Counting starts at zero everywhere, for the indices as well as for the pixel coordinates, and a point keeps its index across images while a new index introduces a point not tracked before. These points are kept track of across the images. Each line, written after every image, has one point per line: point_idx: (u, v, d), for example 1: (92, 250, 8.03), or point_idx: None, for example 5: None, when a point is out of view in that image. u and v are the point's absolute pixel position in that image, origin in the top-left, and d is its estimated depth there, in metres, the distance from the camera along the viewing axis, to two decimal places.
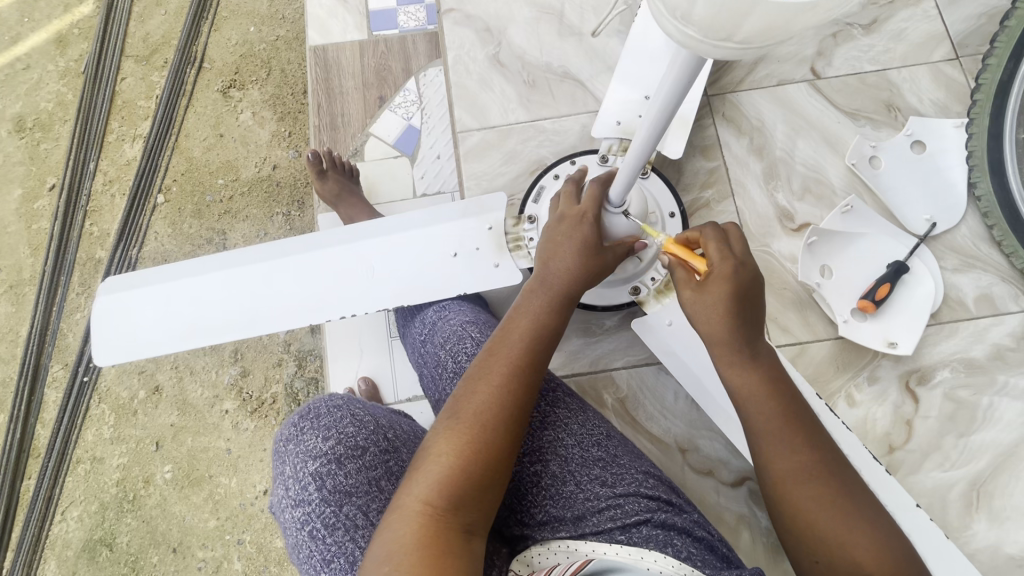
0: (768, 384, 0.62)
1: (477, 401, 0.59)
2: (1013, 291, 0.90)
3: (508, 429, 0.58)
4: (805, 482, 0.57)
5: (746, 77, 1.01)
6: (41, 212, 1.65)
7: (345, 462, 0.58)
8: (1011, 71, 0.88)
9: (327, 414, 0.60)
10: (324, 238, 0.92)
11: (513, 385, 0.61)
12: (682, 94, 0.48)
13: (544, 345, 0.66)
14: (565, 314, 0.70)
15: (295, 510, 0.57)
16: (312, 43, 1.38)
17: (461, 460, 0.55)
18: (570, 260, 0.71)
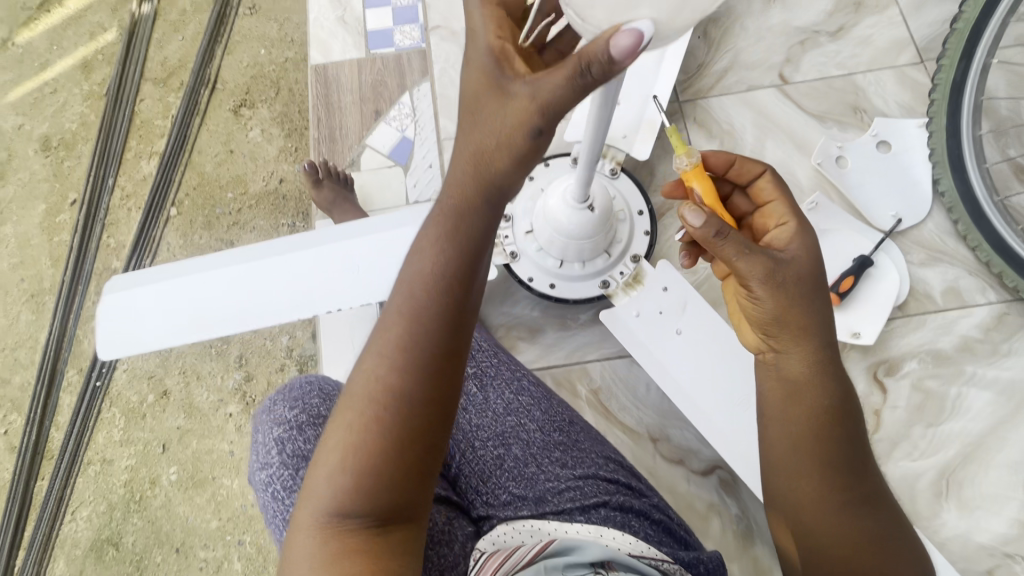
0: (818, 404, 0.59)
1: (358, 391, 0.51)
2: (980, 283, 0.91)
3: (411, 408, 0.50)
4: (815, 472, 0.58)
5: (717, 83, 1.06)
6: (63, 225, 1.75)
7: (305, 429, 0.65)
8: (963, 70, 0.91)
9: (297, 388, 0.69)
10: (308, 238, 0.98)
11: (398, 366, 0.51)
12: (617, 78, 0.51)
13: (438, 303, 0.52)
14: (476, 244, 0.52)
15: (262, 472, 0.65)
16: (314, 62, 1.46)
17: (347, 458, 0.49)
18: (464, 155, 0.49)
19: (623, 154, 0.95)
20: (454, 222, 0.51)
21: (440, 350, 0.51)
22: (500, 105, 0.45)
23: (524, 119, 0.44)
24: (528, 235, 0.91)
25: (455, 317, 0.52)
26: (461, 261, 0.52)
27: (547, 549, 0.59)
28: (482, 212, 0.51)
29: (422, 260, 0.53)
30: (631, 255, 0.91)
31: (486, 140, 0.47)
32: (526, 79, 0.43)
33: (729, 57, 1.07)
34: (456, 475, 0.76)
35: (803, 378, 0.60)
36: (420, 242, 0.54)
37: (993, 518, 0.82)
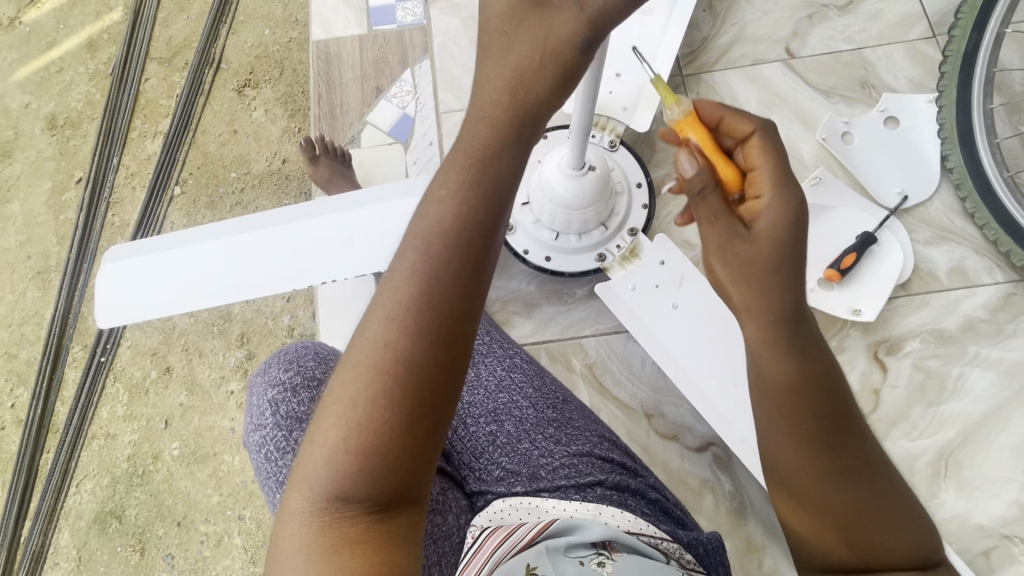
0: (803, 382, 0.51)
1: (360, 358, 0.45)
2: (987, 263, 0.89)
3: (423, 378, 0.44)
4: (801, 446, 0.53)
5: (721, 57, 1.04)
6: (68, 203, 1.77)
7: (299, 391, 0.65)
8: (976, 41, 0.89)
9: (293, 350, 0.68)
10: (307, 208, 0.98)
11: (407, 330, 0.44)
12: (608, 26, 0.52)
13: (455, 257, 0.46)
14: (499, 190, 0.47)
15: (257, 433, 0.65)
16: (316, 39, 1.45)
17: (349, 437, 0.43)
18: (506, 75, 0.46)
19: (623, 126, 0.94)
20: (482, 161, 0.47)
21: (457, 313, 0.45)
22: (543, 21, 0.45)
23: (574, 29, 0.45)
24: (524, 206, 0.89)
25: (474, 275, 0.46)
26: (484, 210, 0.47)
27: (549, 528, 0.59)
28: (513, 147, 0.47)
29: (439, 205, 0.47)
30: (629, 229, 0.90)
31: (528, 69, 0.46)
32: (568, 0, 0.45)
33: (735, 31, 1.04)
34: (449, 450, 0.76)
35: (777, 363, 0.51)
36: (438, 182, 0.47)
37: (993, 499, 0.81)
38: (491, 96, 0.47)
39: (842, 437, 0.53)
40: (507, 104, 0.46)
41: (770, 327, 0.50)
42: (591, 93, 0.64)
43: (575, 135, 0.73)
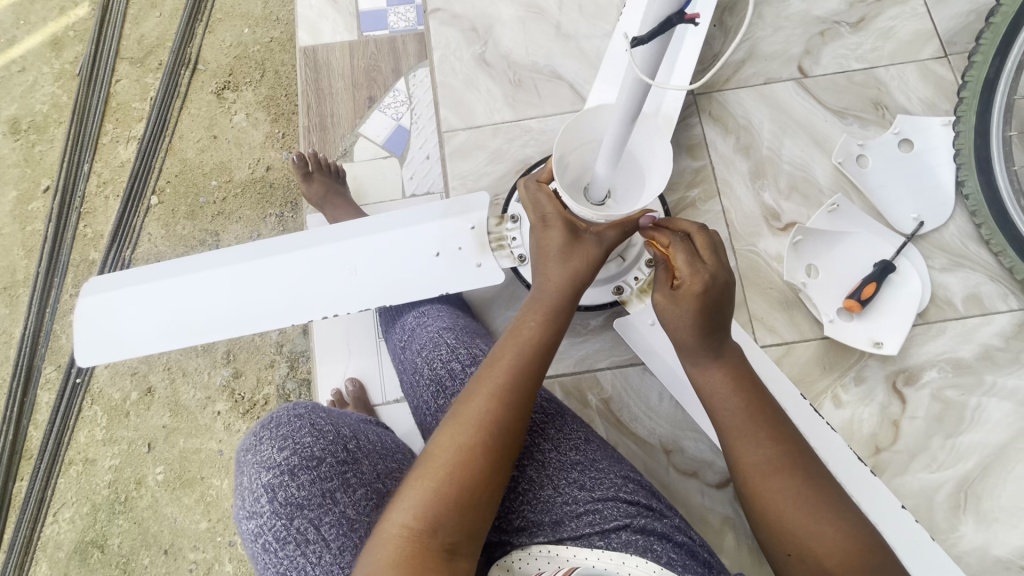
0: (738, 383, 0.64)
1: (465, 416, 0.57)
2: (1002, 290, 0.89)
3: (509, 444, 0.56)
4: (752, 434, 0.61)
5: (733, 75, 1.01)
6: (35, 214, 1.65)
7: (298, 473, 0.59)
8: (997, 67, 0.88)
9: (286, 423, 0.62)
10: (304, 238, 0.91)
11: (503, 400, 0.58)
12: (643, 99, 0.50)
13: (539, 355, 0.62)
14: (564, 322, 0.65)
15: (250, 521, 0.59)
16: (302, 44, 1.38)
17: (450, 476, 0.53)
18: (565, 272, 0.65)
19: None
20: (556, 302, 0.65)
21: (536, 395, 0.60)
22: (582, 250, 0.65)
23: (595, 257, 0.65)
24: None
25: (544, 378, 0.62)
26: (555, 332, 0.64)
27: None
28: (569, 301, 0.65)
29: (531, 324, 0.64)
30: (646, 259, 0.86)
31: (574, 259, 0.65)
32: (592, 233, 0.66)
33: (747, 48, 1.02)
34: None
35: (717, 385, 0.64)
36: (528, 307, 0.65)
37: (1013, 531, 0.80)
38: (559, 272, 0.65)
39: (774, 431, 0.61)
40: (570, 279, 0.65)
41: (701, 341, 0.64)
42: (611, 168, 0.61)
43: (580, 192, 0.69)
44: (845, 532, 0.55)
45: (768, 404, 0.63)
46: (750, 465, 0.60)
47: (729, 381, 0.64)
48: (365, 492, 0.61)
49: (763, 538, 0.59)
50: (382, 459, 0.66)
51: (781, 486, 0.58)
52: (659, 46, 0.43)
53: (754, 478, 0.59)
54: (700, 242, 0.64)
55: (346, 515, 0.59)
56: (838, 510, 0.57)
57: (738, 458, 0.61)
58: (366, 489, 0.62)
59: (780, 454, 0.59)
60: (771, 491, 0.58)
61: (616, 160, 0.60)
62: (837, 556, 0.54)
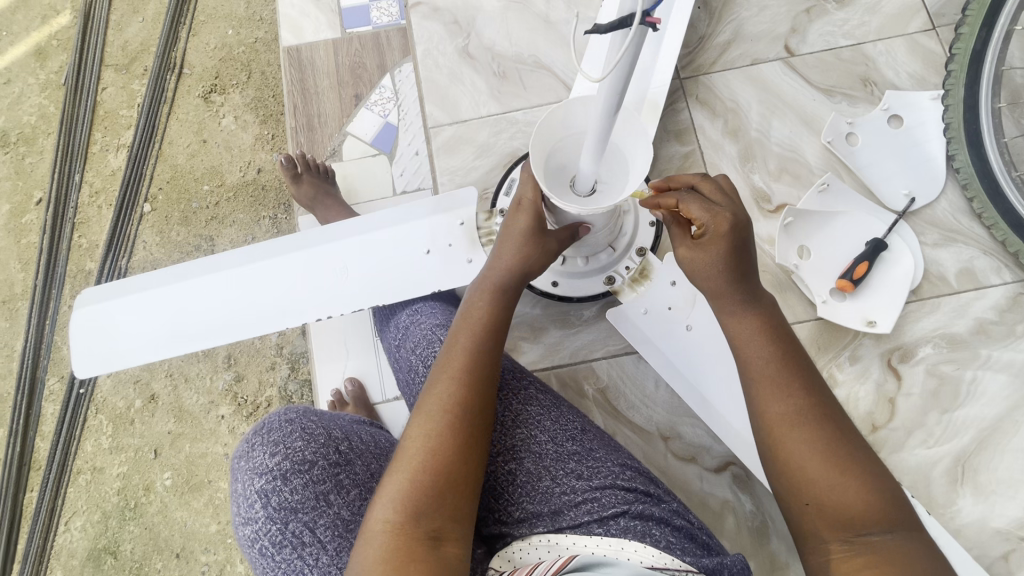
0: (768, 333, 0.61)
1: (430, 403, 0.57)
2: (996, 264, 0.88)
3: (478, 422, 0.56)
4: (783, 384, 0.58)
5: (719, 58, 1.00)
6: (29, 226, 1.65)
7: (290, 478, 0.59)
8: (984, 39, 0.87)
9: (277, 429, 0.61)
10: (295, 242, 0.91)
11: (463, 380, 0.57)
12: (623, 92, 0.49)
13: (493, 332, 0.62)
14: (514, 301, 0.66)
15: (246, 527, 0.60)
16: (286, 44, 1.37)
17: (422, 465, 0.53)
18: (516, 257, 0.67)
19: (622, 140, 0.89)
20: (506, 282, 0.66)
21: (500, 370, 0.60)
22: (542, 247, 0.68)
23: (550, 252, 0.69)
24: None
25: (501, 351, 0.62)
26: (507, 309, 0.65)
27: (569, 565, 0.55)
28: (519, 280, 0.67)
29: (480, 304, 0.64)
30: (636, 248, 0.86)
31: (528, 249, 0.67)
32: (555, 234, 0.70)
33: (732, 29, 1.01)
34: None
35: (746, 334, 0.62)
36: (475, 291, 0.66)
37: (1010, 502, 0.81)
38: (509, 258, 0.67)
39: (806, 383, 0.58)
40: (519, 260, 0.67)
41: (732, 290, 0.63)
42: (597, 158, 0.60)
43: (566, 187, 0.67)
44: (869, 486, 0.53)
45: (801, 357, 0.60)
46: (777, 418, 0.57)
47: (756, 332, 0.61)
48: (359, 493, 0.62)
49: (781, 493, 0.57)
50: (376, 459, 0.67)
51: (810, 440, 0.55)
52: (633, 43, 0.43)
53: (782, 433, 0.56)
54: (707, 190, 0.64)
55: (341, 516, 0.60)
56: (868, 468, 0.54)
57: (767, 410, 0.58)
58: (360, 490, 0.62)
59: (809, 406, 0.57)
60: (799, 443, 0.55)
61: (600, 153, 0.60)
62: (862, 511, 0.52)
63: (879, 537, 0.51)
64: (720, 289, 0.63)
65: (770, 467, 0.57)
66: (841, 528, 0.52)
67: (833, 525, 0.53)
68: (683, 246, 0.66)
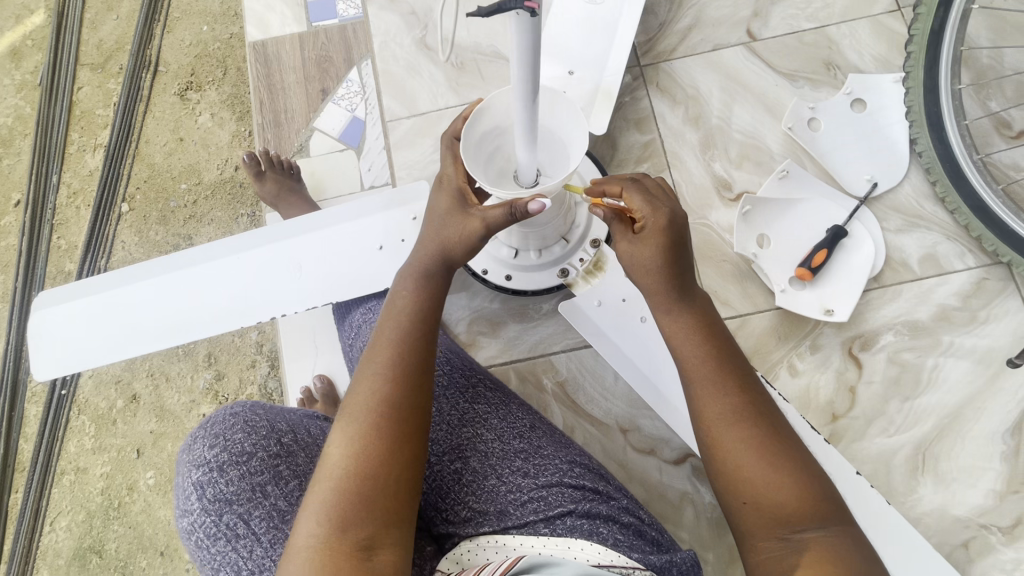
0: (704, 331, 0.61)
1: (355, 408, 0.55)
2: (960, 249, 0.87)
3: (407, 422, 0.54)
4: (718, 383, 0.57)
5: (680, 44, 0.98)
6: (7, 228, 1.65)
7: (227, 469, 0.59)
8: (942, 18, 0.82)
9: (219, 422, 0.61)
10: (250, 240, 0.90)
11: (387, 381, 0.56)
12: (537, 75, 0.48)
13: (416, 327, 0.60)
14: (440, 298, 0.64)
15: (184, 519, 0.59)
16: (253, 40, 1.35)
17: (348, 473, 0.51)
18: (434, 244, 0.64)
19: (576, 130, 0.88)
20: (429, 273, 0.64)
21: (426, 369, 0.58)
22: (464, 221, 0.62)
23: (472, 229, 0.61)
24: None
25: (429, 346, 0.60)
26: (432, 302, 0.63)
27: (517, 566, 0.52)
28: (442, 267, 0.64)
29: (404, 300, 0.62)
30: (591, 240, 0.85)
31: (449, 235, 0.62)
32: (480, 210, 0.62)
33: (693, 15, 0.99)
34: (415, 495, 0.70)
35: (683, 333, 0.61)
36: (397, 287, 0.64)
37: (971, 489, 0.80)
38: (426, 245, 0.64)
39: (741, 381, 0.58)
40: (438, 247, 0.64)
41: (669, 288, 0.62)
42: (529, 150, 0.60)
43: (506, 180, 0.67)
44: (803, 483, 0.53)
45: (735, 355, 0.60)
46: (715, 416, 0.56)
47: (694, 331, 0.61)
48: (298, 484, 0.61)
49: (719, 491, 0.56)
50: (321, 451, 0.66)
51: (745, 437, 0.55)
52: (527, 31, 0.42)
53: (720, 431, 0.56)
54: (649, 184, 0.64)
55: (277, 507, 0.59)
56: (801, 463, 0.54)
57: (704, 408, 0.57)
58: (300, 480, 0.61)
59: (745, 404, 0.56)
60: (734, 441, 0.55)
61: (530, 141, 0.58)
62: (795, 507, 0.52)
63: (812, 533, 0.51)
64: (658, 286, 0.62)
65: (709, 466, 0.57)
66: (775, 525, 0.52)
67: (767, 522, 0.52)
68: (621, 240, 0.64)
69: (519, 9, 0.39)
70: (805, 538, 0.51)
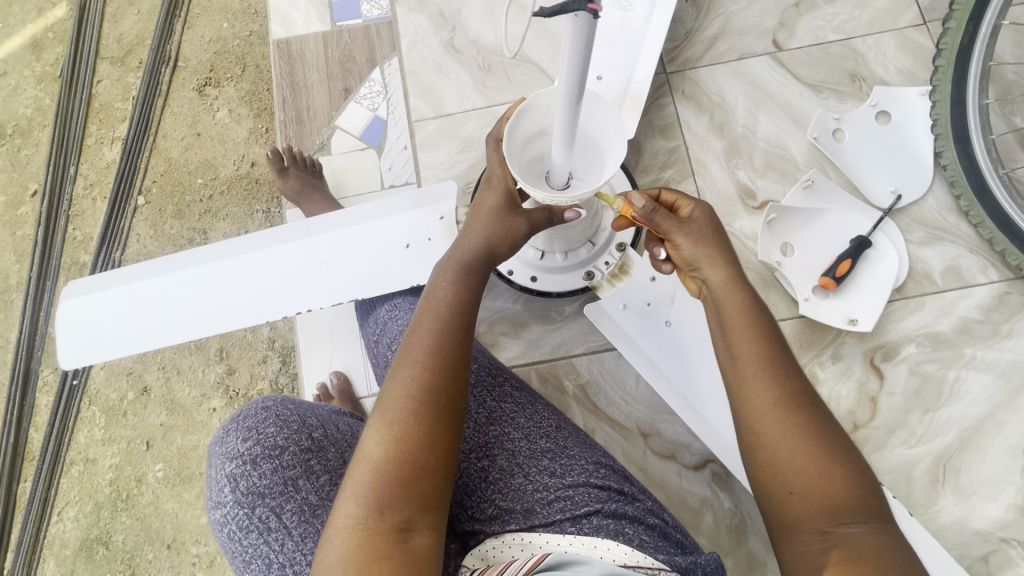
0: (757, 318, 0.60)
1: (394, 395, 0.55)
2: (982, 262, 0.87)
3: (444, 410, 0.54)
4: (773, 369, 0.57)
5: (706, 52, 0.99)
6: (24, 218, 1.66)
7: (260, 463, 0.59)
8: (971, 33, 0.85)
9: (252, 416, 0.63)
10: (277, 235, 0.91)
11: (425, 368, 0.56)
12: (584, 81, 0.49)
13: (455, 315, 0.60)
14: (479, 283, 0.64)
15: (216, 512, 0.60)
16: (276, 37, 1.36)
17: (386, 458, 0.52)
18: (477, 239, 0.66)
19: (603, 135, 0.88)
20: (469, 263, 0.64)
21: (464, 355, 0.58)
22: (509, 223, 0.66)
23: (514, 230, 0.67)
24: None
25: (467, 334, 0.60)
26: (471, 291, 0.63)
27: (543, 561, 0.53)
28: (485, 261, 0.65)
29: (443, 288, 0.62)
30: (616, 243, 0.86)
31: (494, 229, 0.66)
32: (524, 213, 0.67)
33: (719, 23, 1.00)
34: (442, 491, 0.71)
35: (736, 317, 0.61)
36: (437, 276, 0.64)
37: (991, 503, 0.80)
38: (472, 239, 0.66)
39: (794, 370, 0.58)
40: (481, 242, 0.65)
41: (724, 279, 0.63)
42: (565, 152, 0.60)
43: (541, 180, 0.67)
44: (850, 475, 0.53)
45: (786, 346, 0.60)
46: (765, 403, 0.56)
47: (747, 318, 0.60)
48: (329, 478, 0.61)
49: (761, 480, 0.56)
50: (350, 447, 0.66)
51: (796, 426, 0.55)
52: (582, 36, 0.42)
53: (768, 420, 0.56)
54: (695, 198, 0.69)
55: (308, 501, 0.59)
56: (848, 457, 0.54)
57: (755, 394, 0.57)
58: (330, 475, 0.62)
59: (796, 394, 0.56)
60: (784, 429, 0.55)
61: (569, 145, 0.59)
62: (842, 498, 0.52)
63: (857, 527, 0.51)
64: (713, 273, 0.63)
65: (754, 453, 0.56)
66: (822, 516, 0.52)
67: (812, 512, 0.53)
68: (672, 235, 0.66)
69: (580, 13, 0.39)
70: (849, 531, 0.51)
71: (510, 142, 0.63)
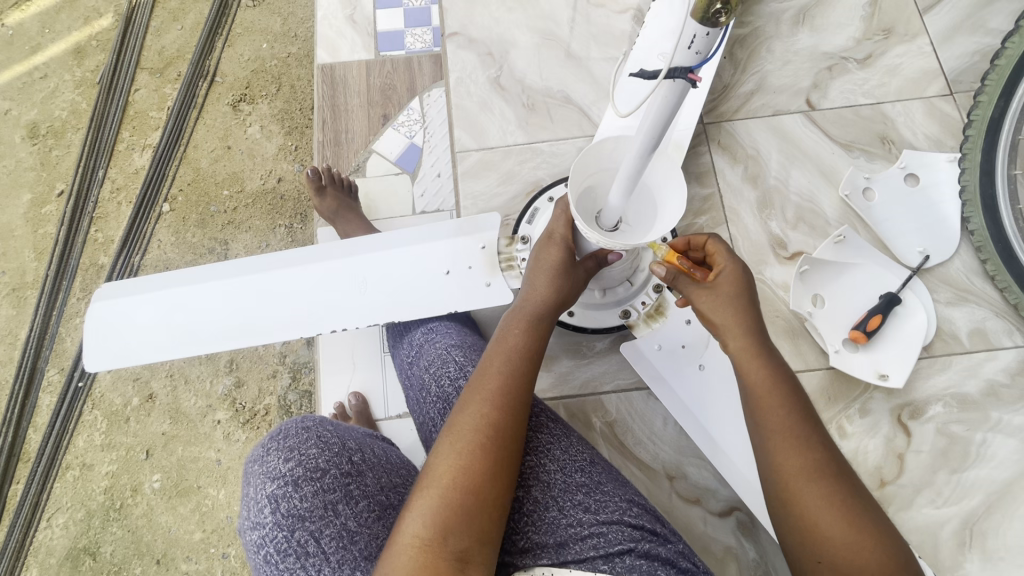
0: (784, 382, 0.61)
1: (465, 425, 0.58)
2: (1008, 326, 0.89)
3: (511, 447, 0.57)
4: (800, 434, 0.58)
5: (742, 106, 1.03)
6: (48, 217, 1.67)
7: (301, 484, 0.59)
8: (1002, 108, 0.90)
9: (294, 435, 0.63)
10: (315, 253, 0.92)
11: (497, 405, 0.59)
12: (662, 134, 0.52)
13: (525, 359, 0.64)
14: (546, 334, 0.69)
15: (253, 533, 0.59)
16: (320, 62, 1.41)
17: (453, 485, 0.54)
18: (547, 288, 0.70)
19: None
20: (538, 311, 0.69)
21: (528, 397, 0.61)
22: (573, 277, 0.73)
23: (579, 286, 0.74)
24: None
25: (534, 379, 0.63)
26: (540, 338, 0.67)
27: None
28: (552, 310, 0.70)
29: (516, 331, 0.67)
30: (654, 284, 0.89)
31: (561, 280, 0.71)
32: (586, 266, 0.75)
33: (755, 80, 1.04)
34: None
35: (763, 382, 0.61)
36: (509, 320, 0.69)
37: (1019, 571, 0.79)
38: (542, 289, 0.70)
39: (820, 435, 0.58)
40: (550, 291, 0.70)
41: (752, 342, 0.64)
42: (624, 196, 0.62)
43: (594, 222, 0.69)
44: (884, 548, 0.53)
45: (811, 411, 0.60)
46: (795, 469, 0.57)
47: (777, 383, 0.61)
48: (367, 504, 0.61)
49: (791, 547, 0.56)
50: (386, 473, 0.66)
51: (826, 493, 0.55)
52: (673, 94, 0.46)
53: (800, 484, 0.56)
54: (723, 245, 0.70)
55: (347, 527, 0.59)
56: (879, 527, 0.54)
57: (784, 459, 0.57)
58: (368, 501, 0.62)
59: (825, 460, 0.57)
60: (814, 496, 0.55)
61: (630, 192, 0.61)
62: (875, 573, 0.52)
63: None
64: (740, 332, 0.64)
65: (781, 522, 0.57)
66: None
67: None
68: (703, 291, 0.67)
69: (678, 78, 0.43)
70: None
71: (575, 180, 0.66)
